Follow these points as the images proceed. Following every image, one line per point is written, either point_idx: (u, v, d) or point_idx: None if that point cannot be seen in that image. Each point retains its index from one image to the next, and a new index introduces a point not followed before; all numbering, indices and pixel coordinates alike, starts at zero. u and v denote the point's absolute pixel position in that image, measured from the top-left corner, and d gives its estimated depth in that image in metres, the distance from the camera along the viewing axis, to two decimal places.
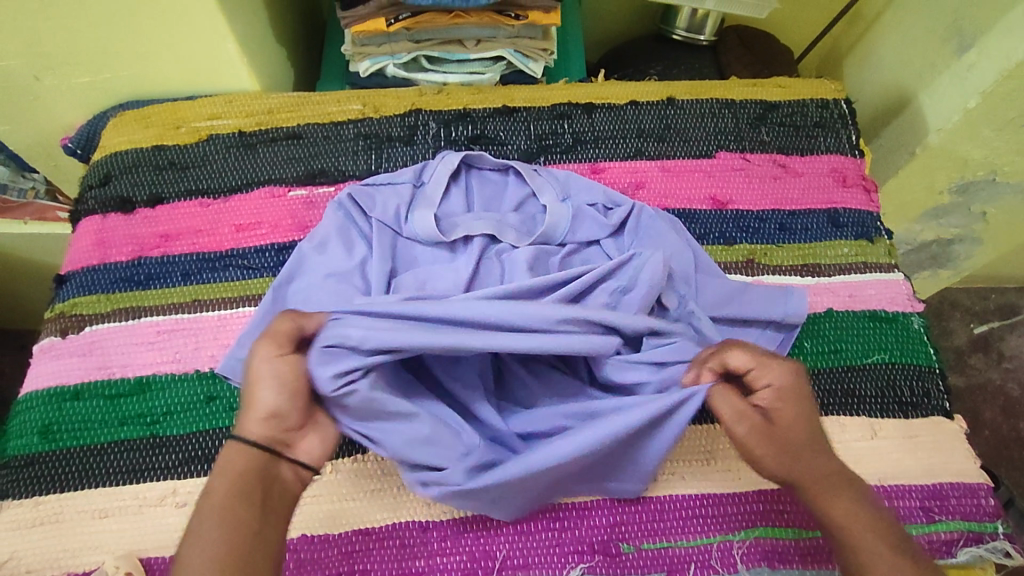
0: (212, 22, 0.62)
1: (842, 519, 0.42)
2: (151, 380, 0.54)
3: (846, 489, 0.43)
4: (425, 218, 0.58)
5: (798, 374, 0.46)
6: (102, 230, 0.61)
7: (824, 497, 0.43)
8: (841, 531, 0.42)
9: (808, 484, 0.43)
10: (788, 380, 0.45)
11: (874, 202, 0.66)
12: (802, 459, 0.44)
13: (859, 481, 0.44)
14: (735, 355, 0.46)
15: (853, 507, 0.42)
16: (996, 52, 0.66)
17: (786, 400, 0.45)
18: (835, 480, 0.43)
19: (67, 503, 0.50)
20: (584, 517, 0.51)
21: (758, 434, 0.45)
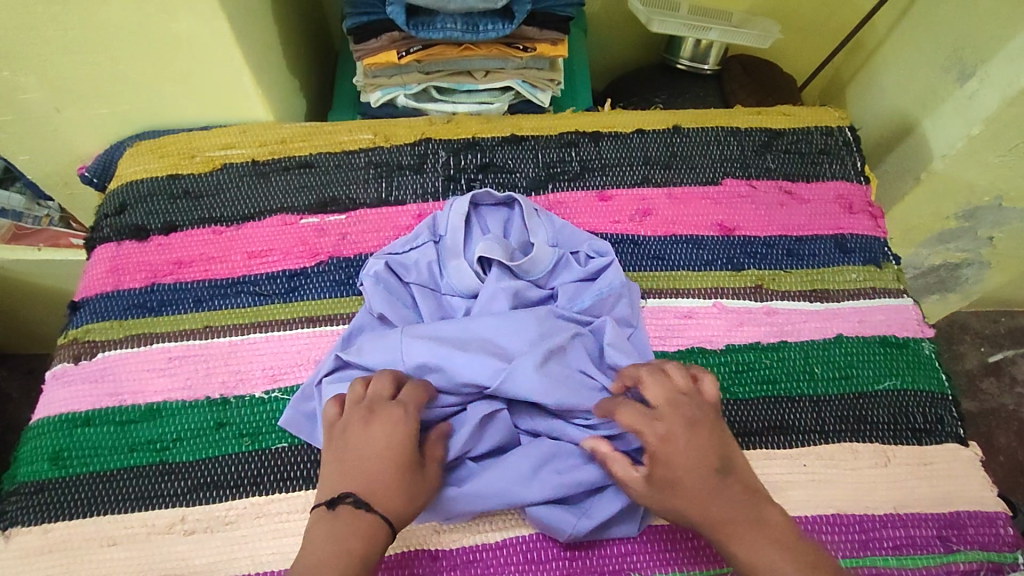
0: (228, 56, 0.63)
1: (748, 560, 0.43)
2: (161, 406, 0.54)
3: (751, 528, 0.43)
4: (461, 269, 0.58)
5: (691, 426, 0.46)
6: (116, 257, 0.62)
7: (733, 538, 0.44)
8: (747, 567, 0.43)
9: (713, 527, 0.44)
10: (669, 431, 0.46)
11: (881, 228, 0.67)
12: (711, 506, 0.44)
13: (766, 520, 0.44)
14: (650, 392, 0.48)
15: (757, 543, 0.43)
16: (998, 80, 0.67)
17: (672, 449, 0.45)
18: (740, 525, 0.44)
19: (76, 530, 0.50)
20: (597, 546, 0.50)
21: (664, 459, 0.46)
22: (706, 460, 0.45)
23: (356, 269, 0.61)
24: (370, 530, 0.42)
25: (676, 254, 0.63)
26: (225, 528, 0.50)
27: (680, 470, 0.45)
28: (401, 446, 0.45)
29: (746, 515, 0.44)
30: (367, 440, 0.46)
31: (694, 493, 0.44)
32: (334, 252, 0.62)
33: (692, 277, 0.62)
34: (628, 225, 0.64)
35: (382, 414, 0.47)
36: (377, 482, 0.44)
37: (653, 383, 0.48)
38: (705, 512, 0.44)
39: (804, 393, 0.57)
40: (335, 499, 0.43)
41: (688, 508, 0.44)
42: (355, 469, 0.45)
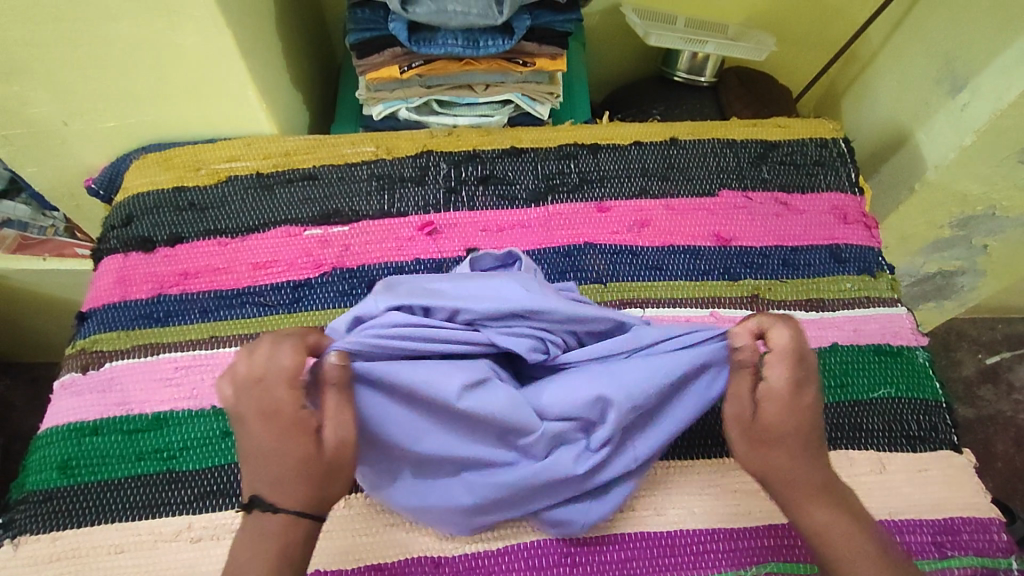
0: (234, 70, 0.65)
1: (819, 526, 0.44)
2: (168, 416, 0.55)
3: (821, 495, 0.44)
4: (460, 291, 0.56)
5: (800, 383, 0.44)
6: (123, 268, 0.63)
7: (804, 503, 0.44)
8: (813, 532, 0.44)
9: (785, 484, 0.45)
10: (783, 382, 0.44)
11: (875, 238, 0.68)
12: (794, 468, 0.45)
13: (845, 495, 0.45)
14: (777, 334, 0.44)
15: (827, 514, 0.44)
16: (989, 92, 0.68)
17: (776, 400, 0.44)
18: (809, 490, 0.44)
19: (84, 538, 0.51)
20: (596, 552, 0.51)
21: (772, 409, 0.44)
22: (808, 418, 0.45)
23: (359, 280, 0.63)
24: (286, 527, 0.40)
25: (674, 264, 0.64)
26: (231, 536, 0.51)
27: (787, 424, 0.44)
28: (290, 435, 0.40)
29: (821, 483, 0.45)
30: (254, 436, 0.40)
31: (785, 448, 0.45)
32: (337, 262, 0.63)
33: (689, 287, 0.63)
34: (626, 236, 0.66)
35: (255, 403, 0.40)
36: (276, 475, 0.40)
37: (777, 330, 0.44)
38: (781, 471, 0.45)
39: None
40: (245, 502, 0.41)
41: (767, 463, 0.45)
42: (255, 471, 0.40)
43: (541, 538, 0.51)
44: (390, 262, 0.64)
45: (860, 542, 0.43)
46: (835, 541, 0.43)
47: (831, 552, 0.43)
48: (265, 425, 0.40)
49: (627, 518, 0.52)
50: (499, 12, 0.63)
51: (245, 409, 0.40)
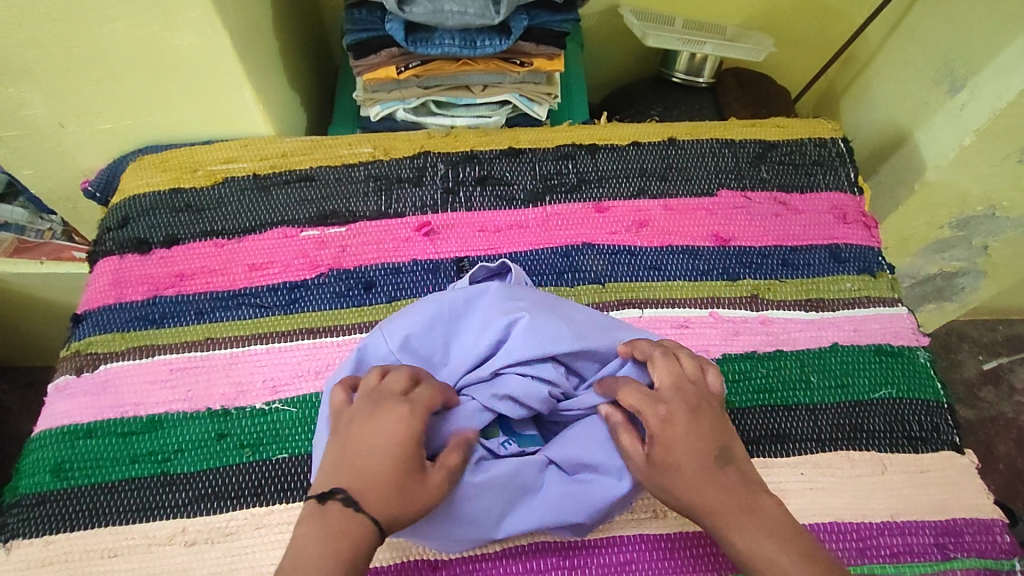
0: (230, 71, 0.64)
1: (744, 552, 0.42)
2: (163, 418, 0.55)
3: (744, 520, 0.43)
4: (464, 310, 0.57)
5: (672, 421, 0.45)
6: (118, 270, 0.62)
7: (730, 529, 0.43)
8: (742, 558, 0.42)
9: (708, 518, 0.44)
10: (657, 425, 0.45)
11: (874, 237, 0.67)
12: (702, 497, 0.44)
13: (762, 507, 0.43)
14: (627, 392, 0.47)
15: (753, 535, 0.42)
16: (988, 91, 0.68)
17: (661, 443, 0.45)
18: (734, 516, 0.43)
19: (77, 542, 0.50)
20: (595, 554, 0.50)
21: (654, 454, 0.45)
22: (699, 450, 0.45)
23: (356, 281, 0.62)
24: (361, 533, 0.41)
25: (673, 264, 0.64)
26: (226, 539, 0.50)
27: (679, 462, 0.44)
28: (400, 445, 0.43)
29: (741, 507, 0.43)
30: (372, 433, 0.44)
31: (692, 483, 0.44)
32: (334, 263, 0.63)
33: (689, 287, 0.63)
34: (624, 236, 0.65)
35: (388, 409, 0.45)
36: (372, 480, 0.42)
37: (626, 388, 0.47)
38: (698, 504, 0.44)
39: (800, 402, 0.57)
40: (324, 494, 0.42)
41: (681, 501, 0.44)
42: (353, 466, 0.43)
43: (536, 541, 0.50)
44: (387, 263, 0.63)
45: (792, 562, 0.41)
46: (772, 567, 0.41)
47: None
48: (389, 424, 0.44)
49: (627, 519, 0.51)
50: (496, 12, 0.62)
51: (370, 412, 0.45)
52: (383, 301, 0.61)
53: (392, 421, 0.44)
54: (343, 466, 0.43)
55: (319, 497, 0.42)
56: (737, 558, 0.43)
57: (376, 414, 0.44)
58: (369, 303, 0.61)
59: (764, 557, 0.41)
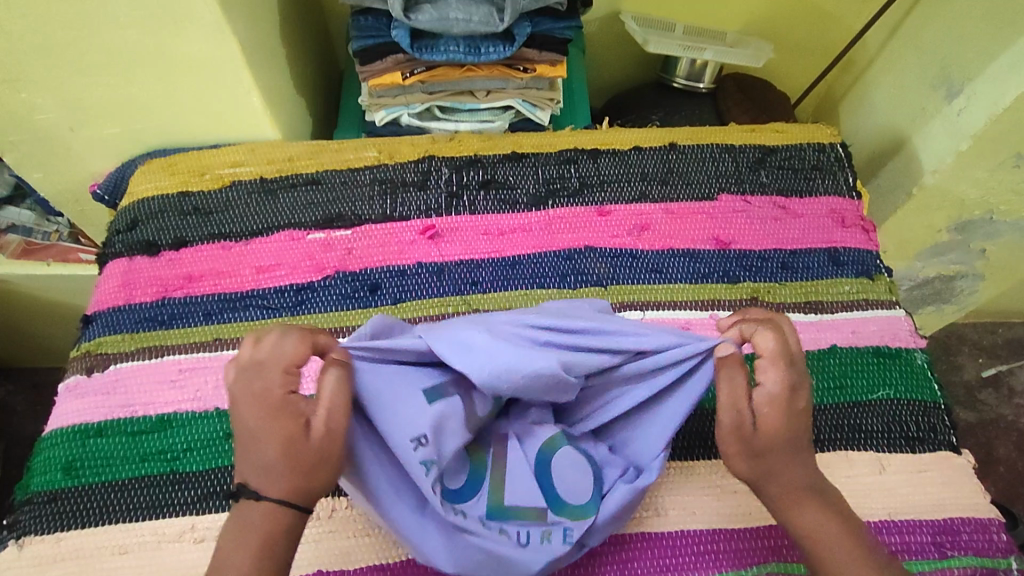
0: (238, 77, 0.66)
1: (808, 527, 0.43)
2: (172, 417, 0.56)
3: (811, 498, 0.44)
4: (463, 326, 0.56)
5: (795, 387, 0.44)
6: (128, 272, 0.63)
7: (793, 505, 0.44)
8: (803, 534, 0.44)
9: (781, 491, 0.44)
10: (783, 389, 0.44)
11: (872, 241, 0.68)
12: (785, 470, 0.44)
13: (826, 490, 0.45)
14: (763, 337, 0.45)
15: (819, 516, 0.44)
16: (984, 97, 0.69)
17: (775, 406, 0.44)
18: (802, 493, 0.44)
19: (88, 539, 0.51)
20: (598, 552, 0.51)
21: (767, 418, 0.44)
22: (800, 422, 0.44)
23: (361, 283, 0.63)
24: (269, 517, 0.39)
25: (674, 267, 0.65)
26: None
27: (783, 432, 0.44)
28: (275, 417, 0.40)
29: (810, 486, 0.44)
30: (241, 418, 0.41)
31: (784, 453, 0.44)
32: (340, 266, 0.64)
33: (689, 290, 0.64)
34: (626, 240, 0.66)
35: (246, 383, 0.41)
36: (261, 457, 0.40)
37: (763, 335, 0.46)
38: (777, 476, 0.44)
39: None
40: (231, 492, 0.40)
41: (763, 469, 0.44)
42: (246, 455, 0.40)
43: None
44: (392, 266, 0.64)
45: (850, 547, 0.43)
46: (830, 545, 0.43)
47: (823, 555, 0.43)
48: (255, 408, 0.40)
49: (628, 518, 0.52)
50: (500, 20, 0.64)
51: (234, 392, 0.41)
52: (388, 303, 0.62)
53: (255, 403, 0.40)
54: (235, 462, 0.41)
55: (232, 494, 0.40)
56: (794, 532, 0.44)
57: (244, 395, 0.41)
58: (374, 305, 0.62)
59: (828, 536, 0.43)
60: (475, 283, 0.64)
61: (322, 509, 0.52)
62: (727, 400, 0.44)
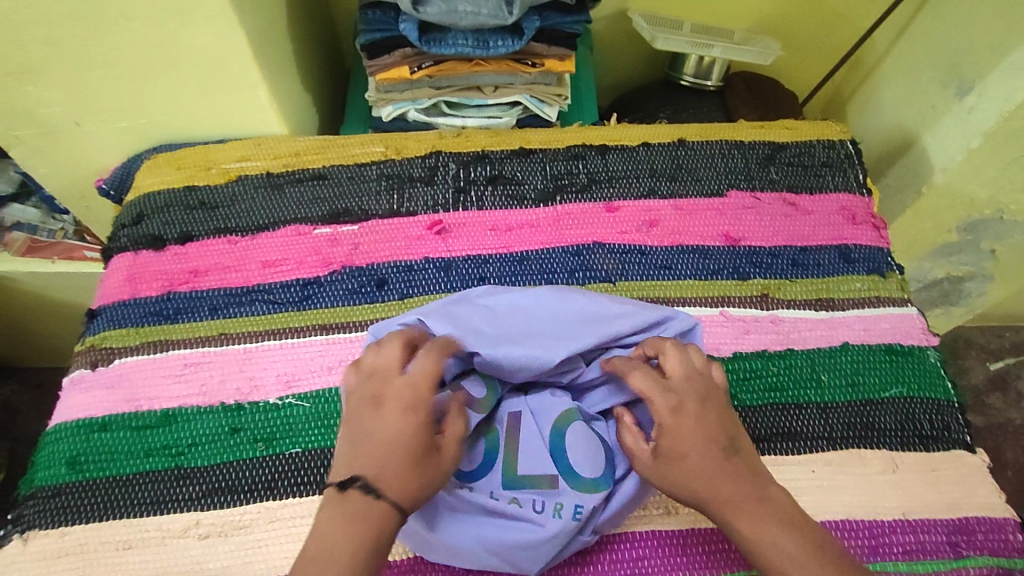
0: (245, 71, 0.65)
1: (750, 536, 0.43)
2: (176, 412, 0.55)
3: (753, 507, 0.44)
4: None
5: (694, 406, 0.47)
6: (133, 266, 0.63)
7: (737, 516, 0.44)
8: (747, 544, 0.44)
9: (715, 508, 0.45)
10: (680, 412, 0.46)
11: (883, 238, 0.68)
12: (714, 487, 0.45)
13: (767, 494, 0.45)
14: (636, 379, 0.48)
15: (758, 524, 0.44)
16: (996, 94, 0.68)
17: (672, 434, 0.46)
18: (742, 503, 0.44)
19: (92, 534, 0.50)
20: (609, 550, 0.50)
21: (669, 448, 0.46)
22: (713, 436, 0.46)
23: (368, 278, 0.63)
24: (381, 515, 0.42)
25: (683, 264, 0.64)
26: (239, 533, 0.50)
27: (689, 452, 0.45)
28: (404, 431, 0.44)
29: (749, 495, 0.45)
30: (384, 419, 0.44)
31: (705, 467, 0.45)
32: (347, 261, 0.63)
33: (699, 287, 0.63)
34: (635, 236, 0.66)
35: (393, 395, 0.45)
36: (385, 465, 0.43)
37: (670, 354, 0.49)
38: (706, 495, 0.45)
39: (811, 400, 0.57)
40: (344, 482, 0.43)
41: (692, 487, 0.45)
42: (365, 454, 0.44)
43: None
44: (399, 261, 0.64)
45: (794, 546, 0.43)
46: (776, 551, 0.43)
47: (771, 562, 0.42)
48: (396, 413, 0.44)
49: (638, 516, 0.52)
50: (509, 13, 0.63)
51: (382, 394, 0.46)
52: (395, 298, 0.62)
53: (398, 409, 0.45)
54: (356, 450, 0.44)
55: (340, 483, 0.43)
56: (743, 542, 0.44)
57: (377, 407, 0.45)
58: (381, 300, 0.62)
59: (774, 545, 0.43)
60: (483, 278, 0.63)
61: None
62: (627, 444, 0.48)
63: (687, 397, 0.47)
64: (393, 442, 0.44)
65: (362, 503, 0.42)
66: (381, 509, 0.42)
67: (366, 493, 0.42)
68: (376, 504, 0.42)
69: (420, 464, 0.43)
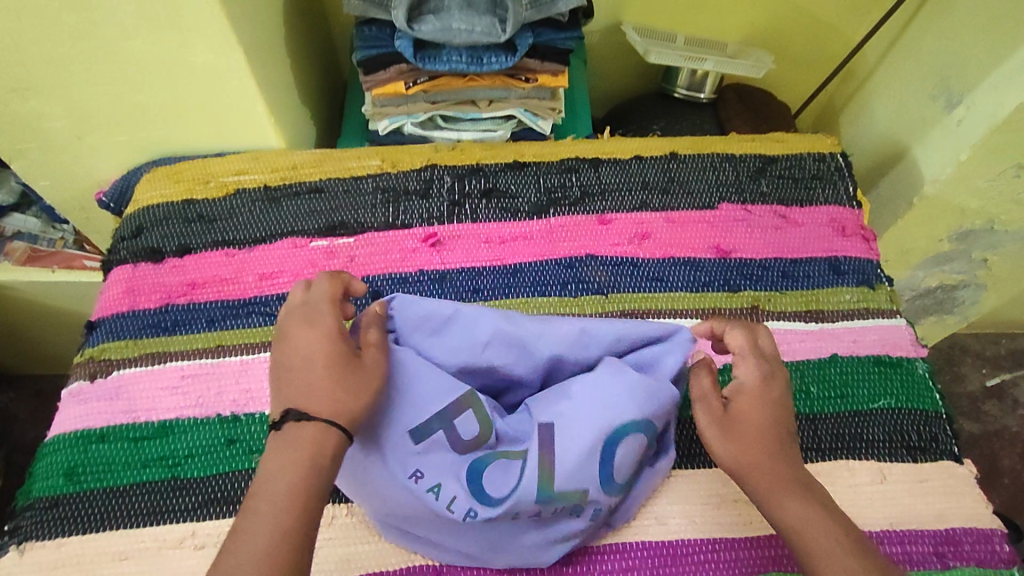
0: (243, 86, 0.66)
1: (796, 519, 0.43)
2: (174, 423, 0.56)
3: (799, 490, 0.45)
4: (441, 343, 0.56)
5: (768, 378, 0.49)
6: (132, 279, 0.64)
7: (783, 496, 0.44)
8: (793, 527, 0.43)
9: (766, 483, 0.45)
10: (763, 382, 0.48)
11: (873, 250, 0.69)
12: (769, 462, 0.45)
13: (815, 486, 0.46)
14: (734, 338, 0.51)
15: (807, 512, 0.44)
16: (984, 108, 0.69)
17: (746, 396, 0.48)
18: (790, 484, 0.45)
19: (88, 545, 0.51)
20: (598, 561, 0.51)
21: (732, 421, 0.47)
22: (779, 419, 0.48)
23: (363, 290, 0.63)
24: (322, 429, 0.41)
25: (674, 276, 0.65)
26: None
27: (760, 419, 0.47)
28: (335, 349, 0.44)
29: (799, 480, 0.45)
30: (299, 346, 0.44)
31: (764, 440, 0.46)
32: (343, 273, 0.64)
33: (690, 299, 0.64)
34: (627, 248, 0.67)
35: (302, 316, 0.46)
36: (311, 386, 0.42)
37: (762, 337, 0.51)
38: (760, 468, 0.45)
39: (800, 411, 0.58)
40: (279, 418, 0.41)
41: (747, 456, 0.46)
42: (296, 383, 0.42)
43: None
44: (394, 273, 0.64)
45: (835, 531, 0.43)
46: (817, 532, 0.43)
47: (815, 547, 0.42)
48: (313, 335, 0.44)
49: (628, 527, 0.52)
50: (502, 30, 0.64)
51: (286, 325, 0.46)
52: None
53: (314, 332, 0.45)
54: (284, 389, 0.43)
55: (278, 419, 0.41)
56: (786, 524, 0.44)
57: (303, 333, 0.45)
58: None
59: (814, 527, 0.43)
60: (476, 291, 0.64)
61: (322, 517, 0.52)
62: (698, 393, 0.49)
63: (776, 370, 0.49)
64: (313, 362, 0.43)
65: (298, 429, 0.41)
66: (322, 426, 0.41)
67: (302, 417, 0.41)
68: (315, 422, 0.41)
69: (341, 370, 0.43)
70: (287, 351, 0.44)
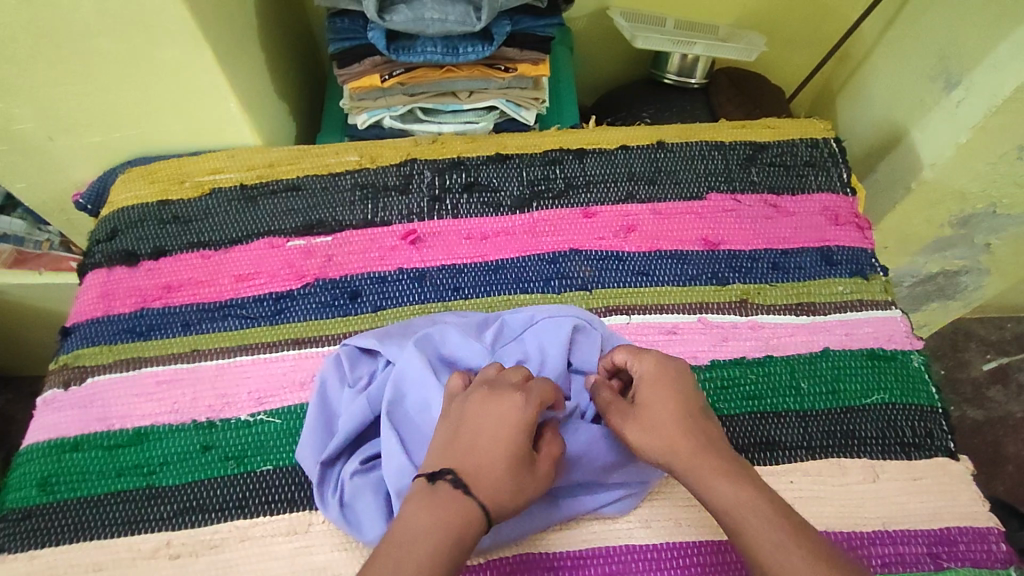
0: (215, 82, 0.64)
1: (722, 499, 0.43)
2: (148, 431, 0.55)
3: (727, 472, 0.44)
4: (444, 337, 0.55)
5: (663, 362, 0.50)
6: (107, 283, 0.63)
7: (710, 476, 0.43)
8: (721, 505, 0.42)
9: (682, 466, 0.45)
10: (650, 366, 0.49)
11: (867, 239, 0.66)
12: (674, 440, 0.45)
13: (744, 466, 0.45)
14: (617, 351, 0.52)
15: (729, 487, 0.43)
16: (983, 88, 0.66)
17: (648, 382, 0.49)
18: (711, 464, 0.44)
19: (62, 556, 0.50)
20: (580, 566, 0.50)
21: (630, 422, 0.47)
22: (681, 392, 0.48)
23: (341, 290, 0.62)
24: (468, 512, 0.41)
25: (660, 269, 0.63)
26: (210, 552, 0.50)
27: (662, 396, 0.47)
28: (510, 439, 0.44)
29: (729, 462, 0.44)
30: (484, 418, 0.45)
31: (674, 412, 0.47)
32: (320, 273, 0.63)
33: (677, 293, 0.62)
34: (612, 242, 0.65)
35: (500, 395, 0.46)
36: (484, 465, 0.43)
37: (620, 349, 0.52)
38: (674, 449, 0.45)
39: (790, 409, 0.56)
40: (433, 475, 0.42)
41: (663, 446, 0.45)
42: (466, 453, 0.43)
43: (521, 554, 0.50)
44: (373, 273, 0.63)
45: (768, 512, 0.41)
46: (749, 514, 0.41)
47: (740, 520, 0.41)
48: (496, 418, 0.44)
49: (612, 530, 0.51)
50: (478, 19, 0.62)
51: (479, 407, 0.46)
52: (368, 311, 0.61)
53: (499, 412, 0.45)
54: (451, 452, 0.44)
55: (430, 478, 0.42)
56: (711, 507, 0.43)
57: (491, 401, 0.45)
58: (355, 313, 0.61)
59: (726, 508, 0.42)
60: (457, 288, 0.62)
61: (298, 524, 0.51)
62: (605, 406, 0.49)
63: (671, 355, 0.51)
64: (493, 452, 0.43)
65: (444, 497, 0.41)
66: (468, 508, 0.41)
67: (455, 488, 0.41)
68: (466, 501, 0.41)
69: (513, 482, 0.43)
70: (468, 418, 0.45)
